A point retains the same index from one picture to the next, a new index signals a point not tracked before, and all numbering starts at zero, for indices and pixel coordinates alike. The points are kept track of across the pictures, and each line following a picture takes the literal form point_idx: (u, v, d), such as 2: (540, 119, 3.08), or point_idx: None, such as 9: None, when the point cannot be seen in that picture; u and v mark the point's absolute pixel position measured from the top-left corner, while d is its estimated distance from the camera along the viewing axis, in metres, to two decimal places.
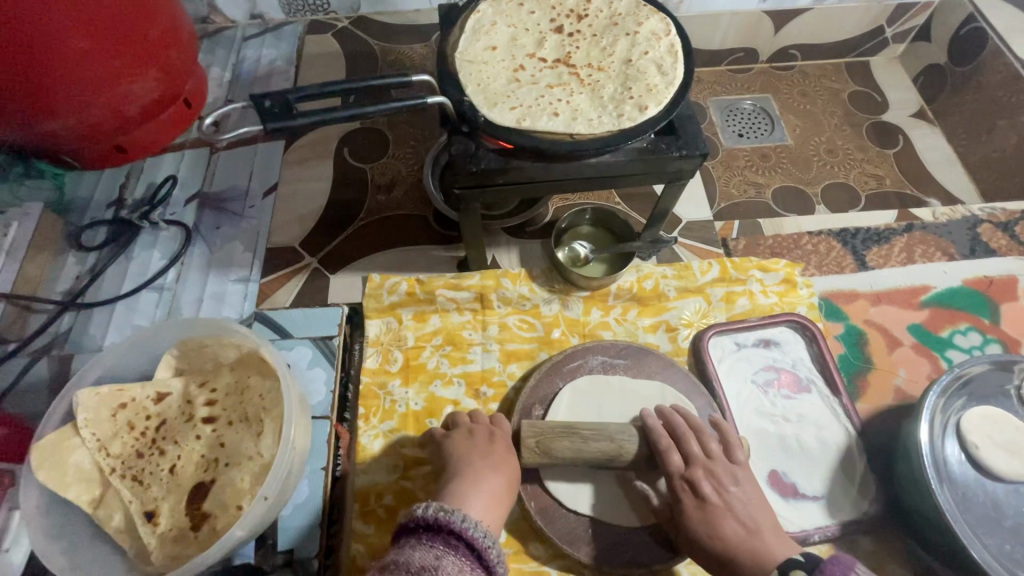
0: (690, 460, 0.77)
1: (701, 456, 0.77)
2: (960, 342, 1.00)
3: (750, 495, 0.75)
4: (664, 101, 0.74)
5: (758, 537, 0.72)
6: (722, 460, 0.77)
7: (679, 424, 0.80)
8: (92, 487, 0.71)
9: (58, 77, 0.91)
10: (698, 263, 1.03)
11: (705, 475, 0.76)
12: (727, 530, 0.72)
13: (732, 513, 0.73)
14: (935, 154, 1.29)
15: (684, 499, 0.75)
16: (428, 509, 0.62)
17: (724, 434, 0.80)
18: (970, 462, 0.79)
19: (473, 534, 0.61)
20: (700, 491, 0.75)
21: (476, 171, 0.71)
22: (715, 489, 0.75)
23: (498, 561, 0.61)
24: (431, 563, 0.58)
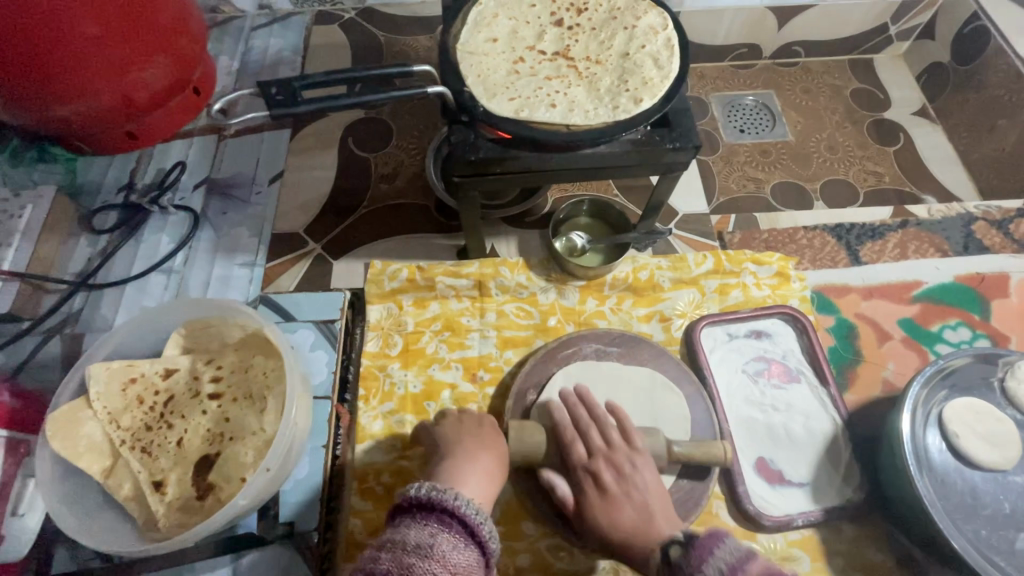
0: (593, 452, 0.79)
1: (603, 447, 0.79)
2: (950, 336, 1.02)
3: (647, 480, 0.77)
4: (659, 93, 0.76)
5: (651, 525, 0.74)
6: (621, 450, 0.79)
7: (583, 414, 0.82)
8: (102, 457, 0.74)
9: (70, 65, 0.93)
10: (693, 254, 1.05)
11: (606, 466, 0.78)
12: (622, 518, 0.75)
13: (629, 502, 0.76)
14: (935, 152, 1.30)
15: (586, 490, 0.77)
16: (420, 489, 0.62)
17: (622, 421, 0.82)
18: (950, 451, 0.80)
19: (466, 511, 0.61)
20: (602, 480, 0.77)
21: (474, 160, 0.73)
22: (615, 475, 0.77)
23: (491, 536, 0.62)
24: (426, 541, 0.58)
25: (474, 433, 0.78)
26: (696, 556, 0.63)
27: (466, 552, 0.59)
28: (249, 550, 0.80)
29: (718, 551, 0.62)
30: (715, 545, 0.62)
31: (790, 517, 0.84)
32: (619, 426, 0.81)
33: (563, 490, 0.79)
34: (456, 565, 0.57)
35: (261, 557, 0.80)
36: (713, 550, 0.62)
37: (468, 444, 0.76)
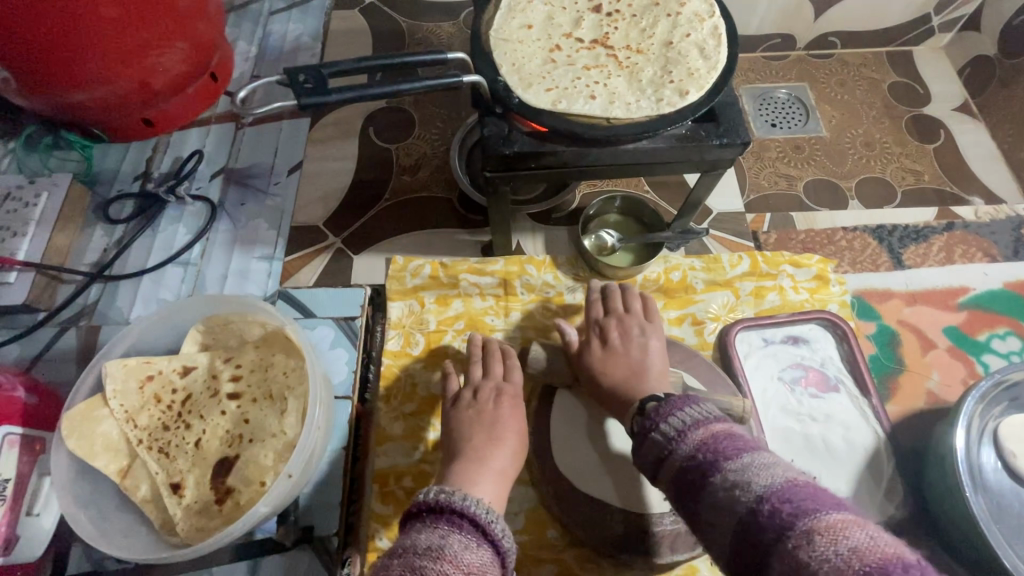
0: (608, 313, 0.87)
1: (619, 312, 0.87)
2: (998, 346, 0.97)
3: (650, 346, 0.83)
4: (706, 86, 0.71)
5: (641, 379, 0.79)
6: (636, 317, 0.86)
7: (616, 285, 0.91)
8: (119, 457, 0.72)
9: (83, 49, 0.90)
10: (728, 255, 1.01)
11: (616, 326, 0.85)
12: (614, 374, 0.80)
13: (627, 358, 0.81)
14: (979, 150, 1.24)
15: (591, 339, 0.84)
16: (428, 493, 0.60)
17: (646, 301, 0.89)
18: (1006, 470, 0.77)
19: (476, 511, 0.58)
20: (608, 337, 0.84)
21: (508, 154, 0.69)
22: (621, 336, 0.84)
23: (504, 536, 0.58)
24: (437, 543, 0.55)
25: (484, 429, 0.76)
26: (665, 409, 0.64)
27: (478, 552, 0.55)
28: (269, 554, 0.78)
29: (685, 410, 0.63)
30: (685, 407, 0.63)
31: None
32: (642, 304, 0.88)
33: (570, 336, 0.86)
34: (470, 564, 0.53)
35: (281, 562, 0.78)
36: (683, 409, 0.63)
37: (480, 436, 0.75)
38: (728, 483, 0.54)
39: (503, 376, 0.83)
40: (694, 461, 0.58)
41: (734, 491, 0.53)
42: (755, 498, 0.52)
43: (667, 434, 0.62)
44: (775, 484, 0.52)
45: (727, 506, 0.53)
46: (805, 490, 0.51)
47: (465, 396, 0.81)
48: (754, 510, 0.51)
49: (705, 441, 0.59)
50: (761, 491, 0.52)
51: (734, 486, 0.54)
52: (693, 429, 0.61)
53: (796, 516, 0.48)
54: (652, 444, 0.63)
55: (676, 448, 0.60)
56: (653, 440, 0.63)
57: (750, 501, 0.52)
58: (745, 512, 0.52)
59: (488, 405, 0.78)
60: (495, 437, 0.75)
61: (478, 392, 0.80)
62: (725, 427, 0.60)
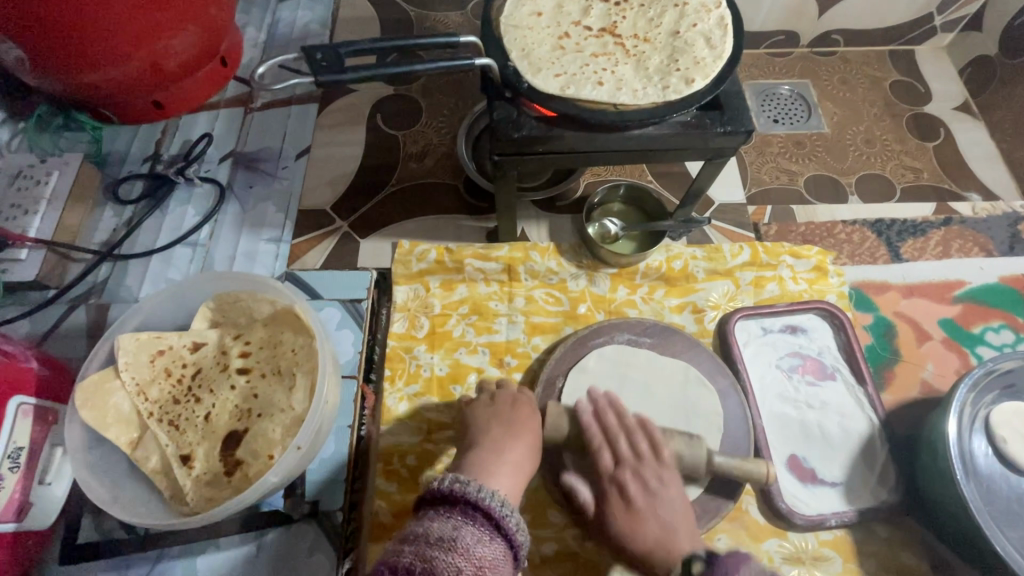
0: (620, 460, 0.75)
1: (629, 456, 0.75)
2: (992, 339, 0.99)
3: (673, 501, 0.73)
4: (711, 74, 0.73)
5: (674, 540, 0.70)
6: (651, 462, 0.75)
7: (609, 412, 0.79)
8: (130, 428, 0.74)
9: (98, 31, 0.91)
10: (729, 245, 1.02)
11: (633, 476, 0.74)
12: (647, 534, 0.70)
13: (655, 516, 0.72)
14: (977, 149, 1.26)
15: (610, 500, 0.74)
16: (443, 482, 0.60)
17: (648, 428, 0.78)
18: (996, 456, 0.78)
19: (490, 503, 0.58)
20: (629, 495, 0.73)
21: (517, 138, 0.70)
22: (642, 491, 0.73)
23: (517, 530, 0.59)
24: (450, 533, 0.55)
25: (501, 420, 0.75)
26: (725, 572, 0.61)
27: (490, 545, 0.56)
28: (274, 527, 0.80)
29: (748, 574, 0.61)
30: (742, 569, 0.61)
31: (823, 516, 0.82)
32: (649, 436, 0.77)
33: (585, 496, 0.75)
34: (481, 559, 0.54)
35: (285, 535, 0.80)
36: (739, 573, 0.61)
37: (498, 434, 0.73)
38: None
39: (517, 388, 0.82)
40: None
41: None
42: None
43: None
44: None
45: None
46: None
47: (483, 397, 0.80)
48: None
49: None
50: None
51: None
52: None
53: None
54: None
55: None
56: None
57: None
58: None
59: (506, 406, 0.78)
60: (511, 429, 0.74)
61: (496, 395, 0.80)
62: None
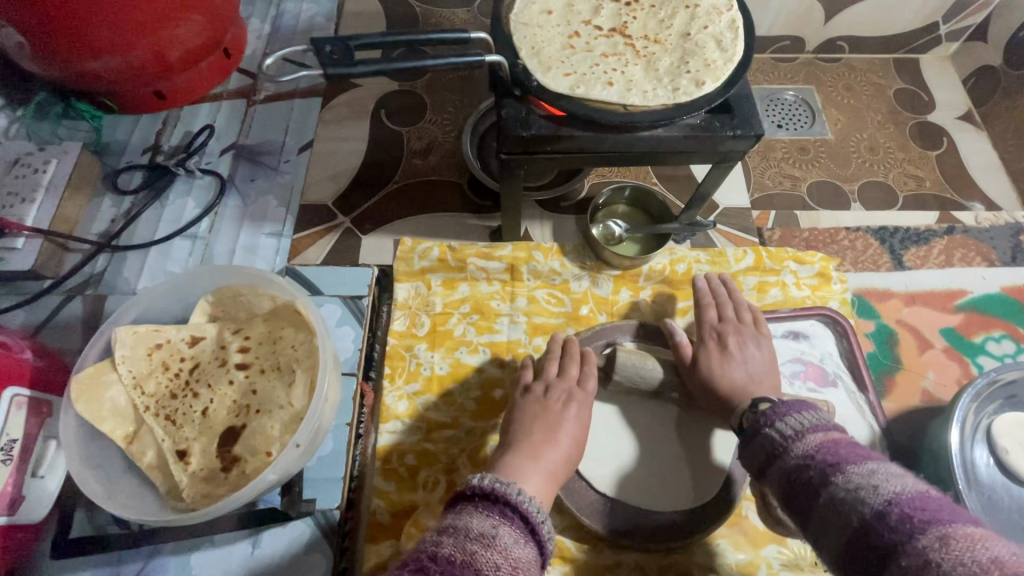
0: (723, 319, 0.86)
1: (732, 319, 0.86)
2: (993, 349, 0.99)
3: (763, 358, 0.82)
4: (722, 77, 0.72)
5: (756, 387, 0.78)
6: (749, 325, 0.85)
7: (722, 292, 0.90)
8: (125, 423, 0.72)
9: (100, 19, 0.89)
10: (733, 249, 1.02)
11: (733, 331, 0.84)
12: (734, 375, 0.79)
13: (743, 364, 0.80)
14: (980, 159, 1.26)
15: (707, 342, 0.83)
16: (483, 479, 0.59)
17: (756, 313, 0.87)
18: (998, 466, 0.78)
19: (529, 508, 0.57)
20: (725, 342, 0.82)
21: (526, 136, 0.70)
22: (737, 344, 0.82)
23: (549, 538, 0.58)
24: (490, 530, 0.54)
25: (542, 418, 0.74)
26: (784, 408, 0.64)
27: (526, 549, 0.55)
28: (271, 526, 0.79)
29: (800, 414, 0.62)
30: (805, 408, 0.63)
31: None
32: (751, 313, 0.87)
33: (680, 338, 0.85)
34: (518, 560, 0.53)
35: (281, 535, 0.79)
36: (786, 416, 0.63)
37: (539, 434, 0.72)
38: (847, 487, 0.53)
39: (577, 381, 0.79)
40: (811, 462, 0.57)
41: (860, 493, 0.52)
42: (880, 503, 0.50)
43: (783, 433, 0.62)
44: (905, 492, 0.51)
45: (849, 506, 0.52)
46: (930, 505, 0.49)
47: (536, 390, 0.79)
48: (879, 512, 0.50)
49: (824, 443, 0.58)
50: (891, 494, 0.50)
51: (858, 487, 0.53)
52: (812, 431, 0.60)
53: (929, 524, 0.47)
54: (781, 420, 0.63)
55: (791, 448, 0.60)
56: (768, 437, 0.63)
57: (877, 505, 0.50)
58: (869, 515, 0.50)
59: (556, 405, 0.76)
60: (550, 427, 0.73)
61: (550, 389, 0.78)
62: (844, 438, 0.60)
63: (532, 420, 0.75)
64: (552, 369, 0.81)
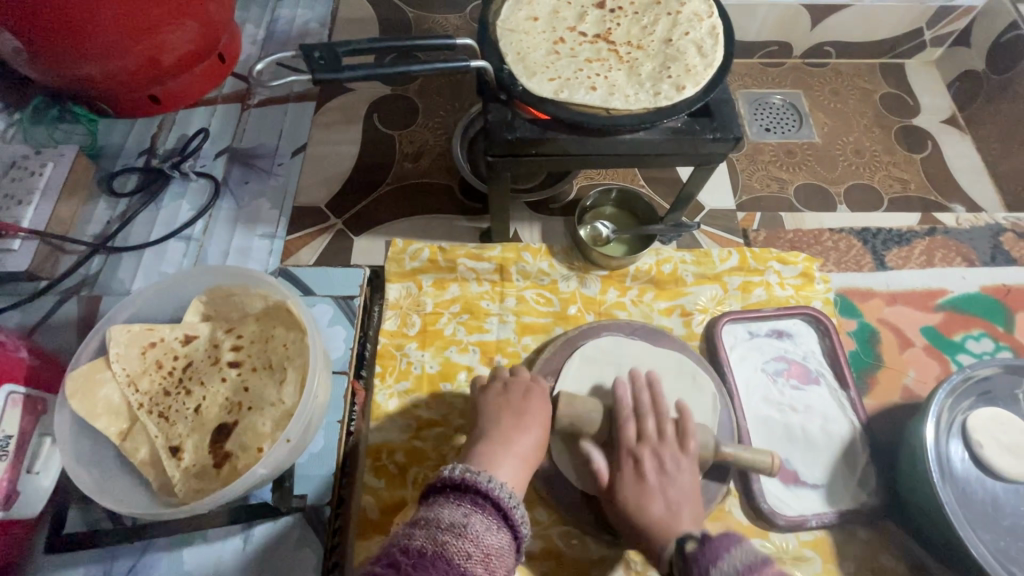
0: (642, 435, 0.76)
1: (652, 435, 0.76)
2: (972, 347, 1.01)
3: (686, 484, 0.74)
4: (702, 82, 0.74)
5: (676, 522, 0.70)
6: (670, 444, 0.75)
7: (645, 399, 0.79)
8: (119, 419, 0.74)
9: (97, 26, 0.92)
10: (718, 250, 1.04)
11: (650, 455, 0.75)
12: (654, 510, 0.71)
13: (662, 496, 0.72)
14: (963, 161, 1.28)
15: (623, 468, 0.74)
16: (454, 470, 0.60)
17: (685, 418, 0.77)
18: (972, 461, 0.80)
19: (500, 494, 0.59)
20: (642, 469, 0.74)
21: (511, 140, 0.72)
22: (658, 470, 0.74)
23: (523, 521, 0.60)
24: (460, 520, 0.56)
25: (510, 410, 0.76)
26: (706, 560, 0.63)
27: (498, 534, 0.57)
28: (261, 521, 0.80)
29: (729, 557, 0.62)
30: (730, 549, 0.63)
31: (804, 517, 0.83)
32: (675, 422, 0.77)
33: (597, 463, 0.75)
34: (489, 547, 0.55)
35: (272, 529, 0.80)
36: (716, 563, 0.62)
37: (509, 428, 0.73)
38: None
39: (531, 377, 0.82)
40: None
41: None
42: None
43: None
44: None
45: None
46: None
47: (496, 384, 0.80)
48: None
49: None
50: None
51: None
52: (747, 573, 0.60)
53: None
54: (715, 567, 0.62)
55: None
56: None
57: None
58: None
59: (517, 396, 0.78)
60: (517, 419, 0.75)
61: (508, 384, 0.80)
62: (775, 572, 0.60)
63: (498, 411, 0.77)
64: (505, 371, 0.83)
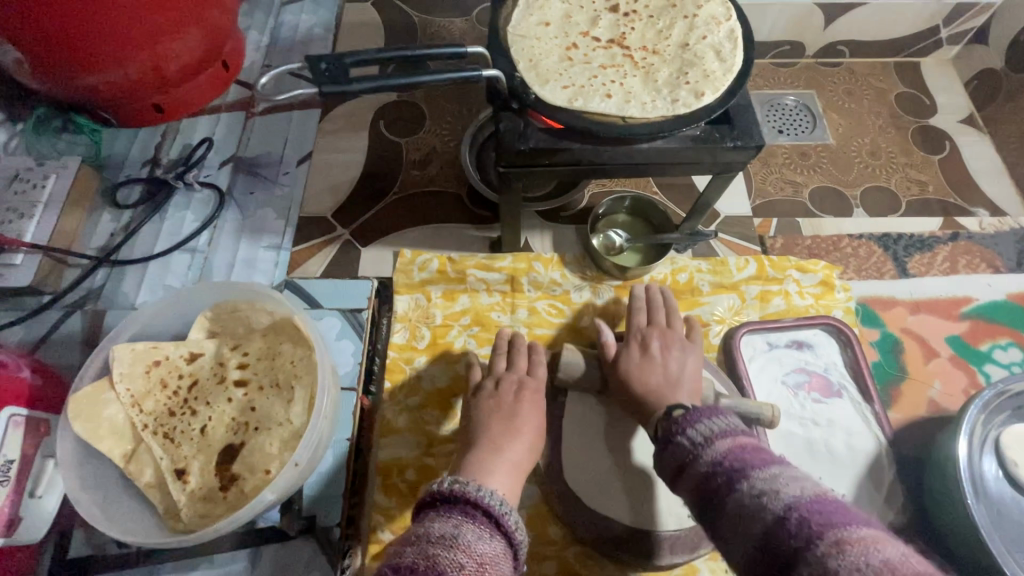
0: (650, 324, 0.86)
1: (660, 324, 0.87)
2: (999, 356, 0.98)
3: (687, 361, 0.82)
4: (721, 88, 0.72)
5: (674, 391, 0.78)
6: (676, 332, 0.85)
7: (659, 300, 0.89)
8: (124, 441, 0.72)
9: (99, 36, 0.90)
10: (734, 258, 1.01)
11: (658, 336, 0.85)
12: (650, 380, 0.79)
13: (662, 369, 0.80)
14: (984, 163, 1.25)
15: (629, 347, 0.83)
16: (443, 483, 0.61)
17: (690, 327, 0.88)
18: (1007, 479, 0.77)
19: (489, 502, 0.59)
20: (648, 345, 0.83)
21: (524, 150, 0.69)
22: (660, 347, 0.83)
23: (517, 529, 0.59)
24: (450, 531, 0.56)
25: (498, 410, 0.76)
26: (693, 416, 0.67)
27: (492, 542, 0.56)
28: (269, 543, 0.78)
29: (711, 419, 0.66)
30: (713, 415, 0.67)
31: None
32: (683, 324, 0.88)
33: (607, 339, 0.86)
34: (483, 556, 0.54)
35: (281, 552, 0.78)
36: (705, 420, 0.66)
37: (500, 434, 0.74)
38: (749, 498, 0.56)
39: (526, 371, 0.82)
40: (719, 467, 0.61)
41: (763, 499, 0.55)
42: (780, 508, 0.53)
43: (693, 440, 0.65)
44: (803, 495, 0.54)
45: (753, 510, 0.55)
46: (827, 505, 0.52)
47: (487, 387, 0.80)
48: (780, 517, 0.52)
49: (730, 450, 0.62)
50: (790, 499, 0.53)
51: (761, 493, 0.55)
52: (720, 437, 0.64)
53: (826, 526, 0.50)
54: (693, 427, 0.66)
55: (702, 453, 0.63)
56: (678, 444, 0.66)
57: (777, 507, 0.53)
58: (771, 522, 0.53)
59: (508, 397, 0.78)
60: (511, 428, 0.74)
61: (499, 383, 0.80)
62: (750, 442, 0.63)
63: (488, 415, 0.77)
64: (502, 364, 0.84)
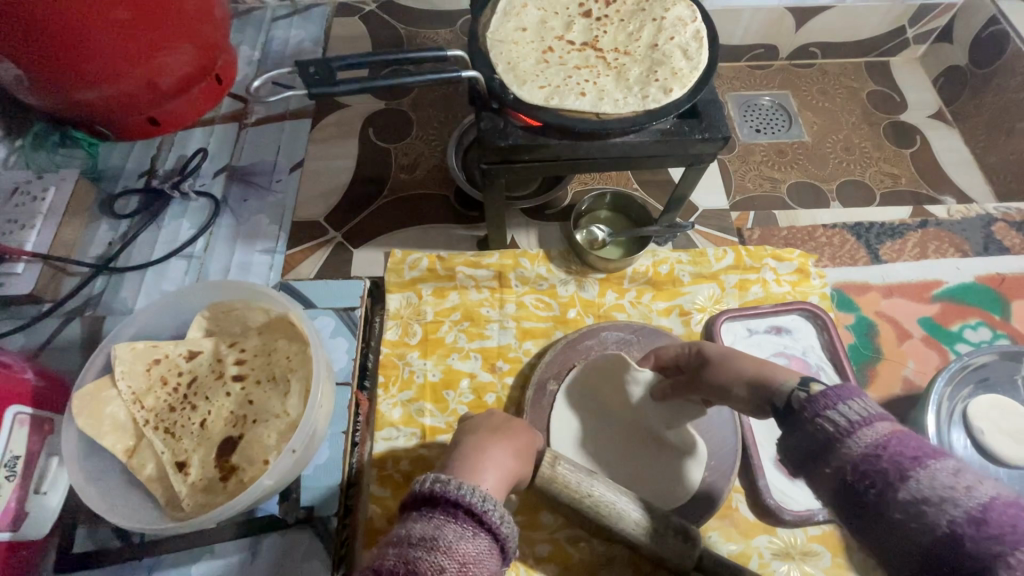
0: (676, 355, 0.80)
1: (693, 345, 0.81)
2: (970, 336, 1.02)
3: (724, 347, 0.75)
4: (688, 84, 0.76)
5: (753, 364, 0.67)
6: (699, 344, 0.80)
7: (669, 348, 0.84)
8: (125, 436, 0.74)
9: (97, 52, 0.94)
10: (713, 249, 1.05)
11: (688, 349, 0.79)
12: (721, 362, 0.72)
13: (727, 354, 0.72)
14: (952, 155, 1.30)
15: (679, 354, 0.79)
16: (424, 482, 0.59)
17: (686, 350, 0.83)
18: (975, 448, 0.81)
19: (471, 500, 0.57)
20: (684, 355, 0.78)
21: (504, 146, 0.73)
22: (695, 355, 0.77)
23: (503, 522, 0.57)
24: (431, 533, 0.54)
25: (489, 423, 0.75)
26: (835, 393, 0.53)
27: (474, 541, 0.55)
28: (270, 533, 0.80)
29: (860, 396, 0.53)
30: (854, 394, 0.53)
31: (811, 511, 0.84)
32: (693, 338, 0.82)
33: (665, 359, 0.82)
34: (465, 555, 0.53)
35: (281, 542, 0.80)
36: (847, 399, 0.53)
37: (487, 438, 0.72)
38: (911, 497, 0.47)
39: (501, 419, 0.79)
40: (881, 452, 0.49)
41: (949, 495, 0.46)
42: (974, 507, 0.45)
43: (846, 420, 0.51)
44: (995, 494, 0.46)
45: (934, 509, 0.46)
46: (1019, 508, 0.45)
47: None
48: (976, 518, 0.44)
49: (893, 434, 0.50)
50: (987, 499, 0.45)
51: (949, 487, 0.46)
52: (876, 420, 0.51)
53: None
54: (839, 406, 0.52)
55: (854, 438, 0.50)
56: (820, 428, 0.52)
57: (953, 516, 0.45)
58: (960, 519, 0.44)
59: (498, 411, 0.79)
60: (503, 433, 0.73)
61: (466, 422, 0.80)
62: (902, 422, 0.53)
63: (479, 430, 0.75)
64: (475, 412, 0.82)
